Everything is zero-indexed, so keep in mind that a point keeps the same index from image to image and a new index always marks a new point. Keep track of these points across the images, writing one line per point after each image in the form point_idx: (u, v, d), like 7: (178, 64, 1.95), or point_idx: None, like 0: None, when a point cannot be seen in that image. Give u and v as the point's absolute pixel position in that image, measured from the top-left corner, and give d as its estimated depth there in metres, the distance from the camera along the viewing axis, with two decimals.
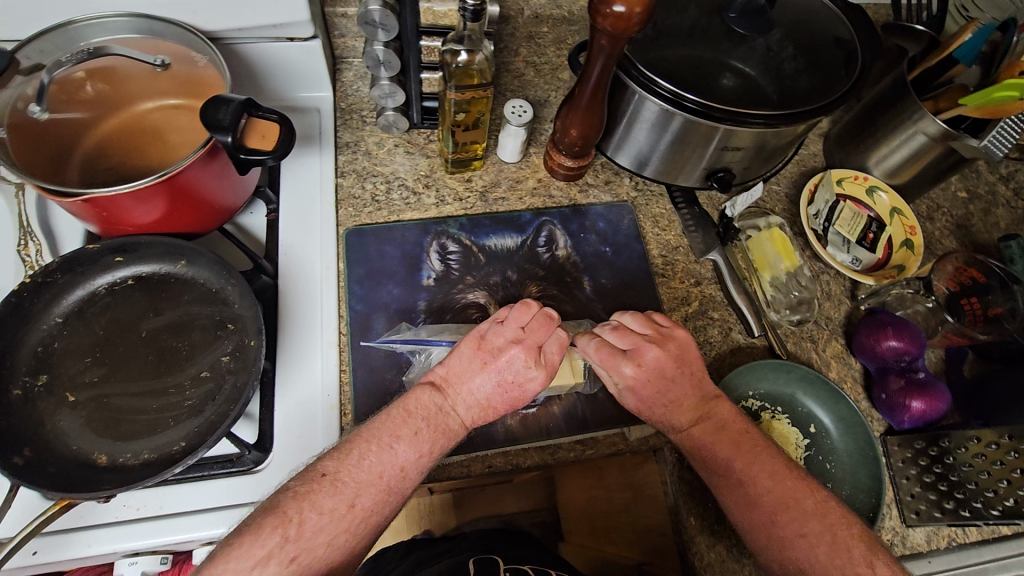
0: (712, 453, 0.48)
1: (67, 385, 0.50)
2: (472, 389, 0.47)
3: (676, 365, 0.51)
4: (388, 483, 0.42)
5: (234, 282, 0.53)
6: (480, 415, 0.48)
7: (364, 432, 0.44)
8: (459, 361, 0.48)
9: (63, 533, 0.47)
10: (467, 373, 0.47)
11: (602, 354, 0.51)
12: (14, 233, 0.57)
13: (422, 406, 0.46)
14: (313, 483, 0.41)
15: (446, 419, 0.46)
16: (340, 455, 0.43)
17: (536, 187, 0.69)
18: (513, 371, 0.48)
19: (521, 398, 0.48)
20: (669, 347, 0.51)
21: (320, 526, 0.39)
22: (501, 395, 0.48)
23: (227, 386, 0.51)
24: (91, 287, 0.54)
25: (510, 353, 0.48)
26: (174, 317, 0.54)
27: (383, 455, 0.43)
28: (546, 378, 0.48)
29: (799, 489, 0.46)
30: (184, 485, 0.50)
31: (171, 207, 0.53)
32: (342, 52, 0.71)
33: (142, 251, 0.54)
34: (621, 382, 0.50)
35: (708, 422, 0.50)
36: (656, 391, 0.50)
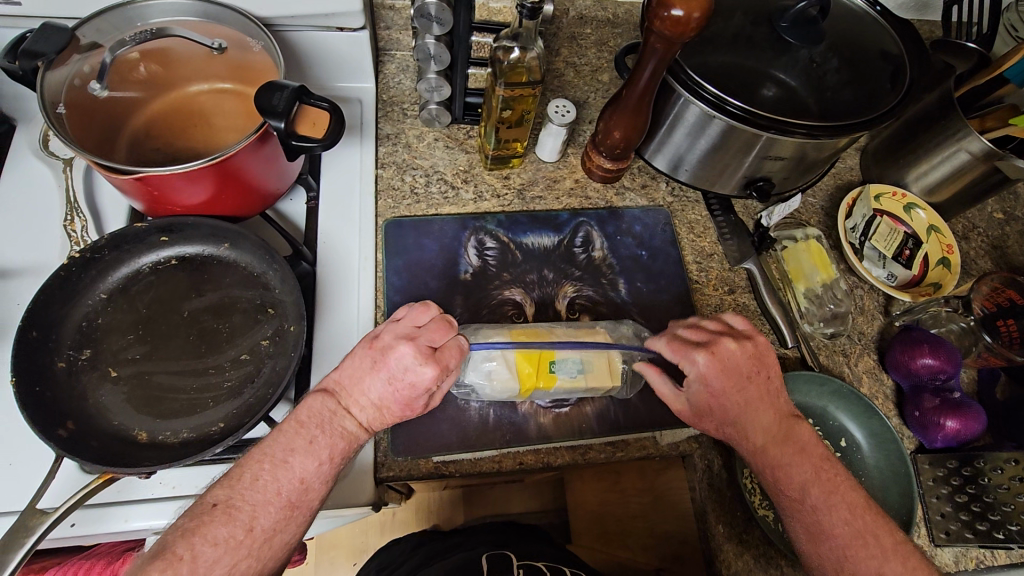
0: (789, 475, 0.48)
1: (110, 359, 0.51)
2: (363, 390, 0.46)
3: (752, 363, 0.50)
4: (289, 499, 0.41)
5: (277, 267, 0.54)
6: (377, 417, 0.46)
7: (254, 453, 0.42)
8: (353, 364, 0.47)
9: (101, 507, 0.48)
10: (359, 375, 0.46)
11: (676, 347, 0.51)
12: (61, 208, 0.58)
13: (314, 414, 0.45)
14: (203, 515, 0.39)
15: (342, 424, 0.45)
16: (230, 483, 0.41)
17: (573, 188, 0.69)
18: (404, 368, 0.45)
19: (417, 396, 0.46)
20: (747, 345, 0.51)
21: (219, 555, 0.38)
22: (393, 393, 0.46)
23: (266, 370, 0.52)
24: (136, 265, 0.54)
25: (399, 349, 0.46)
26: (215, 299, 0.54)
27: (278, 473, 0.42)
28: (438, 373, 0.45)
29: (877, 527, 0.46)
30: (219, 466, 0.50)
31: (219, 190, 0.53)
32: (385, 45, 0.72)
33: (187, 232, 0.55)
34: (695, 376, 0.50)
35: (788, 441, 0.49)
36: (732, 391, 0.50)
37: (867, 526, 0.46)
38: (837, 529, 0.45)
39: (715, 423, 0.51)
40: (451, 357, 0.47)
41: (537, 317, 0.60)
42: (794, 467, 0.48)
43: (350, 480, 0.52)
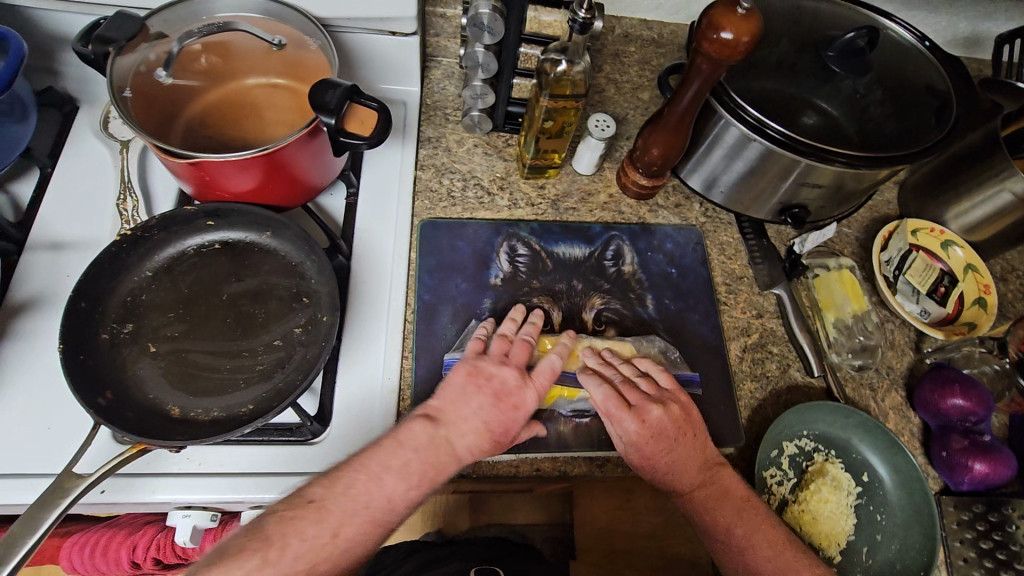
0: (716, 519, 0.50)
1: (150, 335, 0.53)
2: (464, 416, 0.49)
3: (677, 427, 0.52)
4: (374, 516, 0.44)
5: (316, 258, 0.56)
6: (478, 444, 0.49)
7: (356, 462, 0.46)
8: (452, 390, 0.50)
9: (131, 476, 0.49)
10: (461, 401, 0.49)
11: (609, 405, 0.52)
12: (116, 187, 0.60)
13: (414, 436, 0.47)
14: (298, 508, 0.43)
15: (446, 448, 0.48)
16: (329, 483, 0.44)
17: (607, 202, 0.70)
18: (510, 391, 0.51)
19: (514, 422, 0.50)
20: (670, 408, 0.53)
21: (302, 552, 0.41)
22: (496, 417, 0.49)
23: (297, 357, 0.53)
24: (181, 246, 0.56)
25: (504, 374, 0.51)
26: (254, 284, 0.56)
27: (371, 485, 0.45)
28: (539, 397, 0.52)
29: (796, 562, 0.49)
30: (245, 447, 0.51)
31: (266, 180, 0.55)
32: (433, 51, 0.74)
33: (232, 218, 0.57)
34: (631, 436, 0.51)
35: (713, 486, 0.51)
36: (661, 448, 0.51)
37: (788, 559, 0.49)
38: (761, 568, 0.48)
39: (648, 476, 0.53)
40: (541, 378, 0.52)
41: (563, 326, 0.60)
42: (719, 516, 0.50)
43: None
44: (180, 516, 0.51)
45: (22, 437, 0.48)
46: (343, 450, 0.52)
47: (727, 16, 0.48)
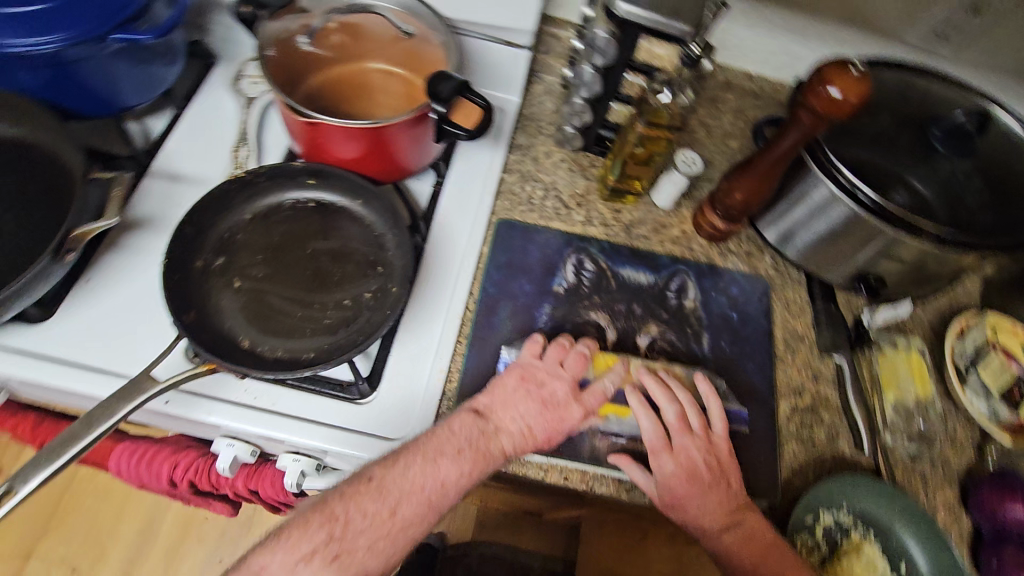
0: (735, 563, 0.50)
1: (237, 271, 0.57)
2: (512, 416, 0.52)
3: (713, 471, 0.53)
4: (429, 498, 0.48)
5: (399, 233, 0.59)
6: (522, 444, 0.52)
7: (412, 446, 0.50)
8: (503, 391, 0.54)
9: (193, 395, 0.53)
10: (510, 403, 0.53)
11: (654, 437, 0.54)
12: (235, 137, 0.66)
13: (465, 429, 0.51)
14: (360, 485, 0.48)
15: (490, 445, 0.51)
16: (387, 464, 0.49)
17: (679, 238, 0.71)
18: (555, 402, 0.53)
19: (560, 430, 0.53)
20: (711, 451, 0.54)
21: (364, 527, 0.46)
22: (541, 421, 0.52)
23: (363, 319, 0.56)
24: (280, 198, 0.61)
25: (553, 384, 0.54)
26: (337, 245, 0.59)
27: (426, 469, 0.49)
28: (584, 413, 0.54)
29: None
30: (297, 392, 0.54)
31: (369, 151, 0.59)
32: (538, 67, 0.78)
33: (331, 180, 0.61)
34: (666, 472, 0.52)
35: (738, 530, 0.51)
36: (696, 489, 0.52)
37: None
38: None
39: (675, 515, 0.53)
40: (594, 397, 0.54)
41: (616, 346, 0.61)
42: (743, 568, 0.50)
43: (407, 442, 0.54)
44: (226, 444, 0.55)
45: (113, 336, 0.53)
46: (385, 415, 0.54)
47: (838, 74, 0.49)
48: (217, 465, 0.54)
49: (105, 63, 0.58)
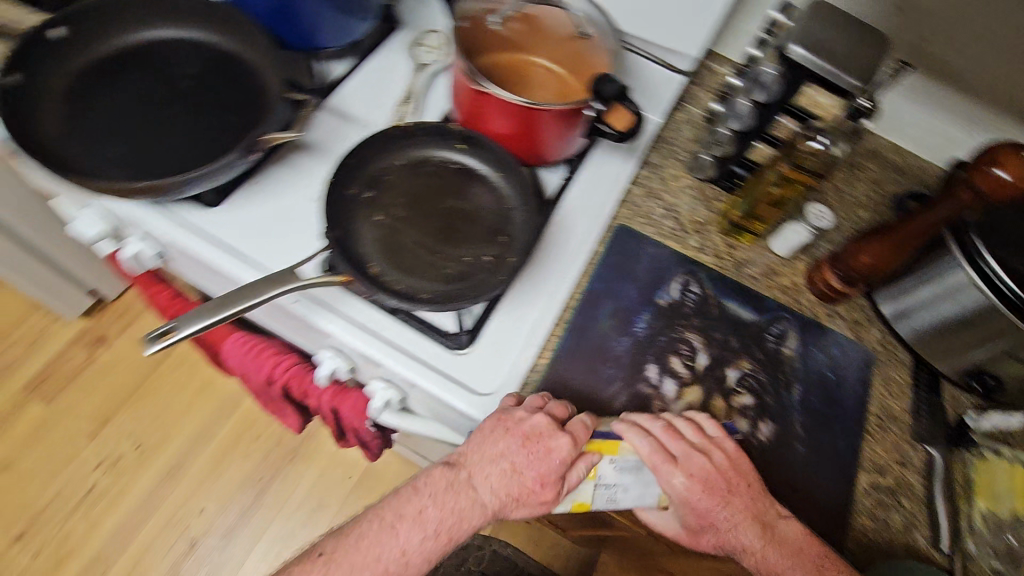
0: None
1: (380, 207, 0.62)
2: (487, 466, 0.52)
3: (723, 476, 0.54)
4: (389, 568, 0.52)
5: (529, 211, 0.63)
6: (502, 493, 0.52)
7: (370, 513, 0.54)
8: (472, 444, 0.53)
9: (320, 302, 0.59)
10: (480, 452, 0.52)
11: (654, 457, 0.53)
12: (402, 93, 0.73)
13: (429, 485, 0.53)
14: (311, 560, 0.53)
15: (461, 504, 0.52)
16: (340, 537, 0.53)
17: (788, 287, 0.70)
18: (523, 458, 0.51)
19: (551, 471, 0.51)
20: (716, 456, 0.54)
21: None
22: (528, 462, 0.51)
23: (479, 278, 0.60)
24: (430, 153, 0.66)
25: (530, 420, 0.52)
26: (470, 208, 0.64)
27: (382, 536, 0.52)
28: (573, 447, 0.51)
29: None
30: (405, 326, 0.59)
31: (521, 130, 0.64)
32: (685, 96, 0.80)
33: (479, 148, 0.65)
34: (680, 494, 0.53)
35: (774, 536, 0.53)
36: (715, 504, 0.53)
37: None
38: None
39: (710, 534, 0.54)
40: (579, 437, 0.52)
41: (705, 370, 0.61)
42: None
43: (489, 401, 0.57)
44: (329, 356, 0.62)
45: (269, 235, 0.61)
46: (476, 370, 0.58)
47: (1011, 157, 0.49)
48: (321, 371, 0.62)
49: (314, 5, 0.68)
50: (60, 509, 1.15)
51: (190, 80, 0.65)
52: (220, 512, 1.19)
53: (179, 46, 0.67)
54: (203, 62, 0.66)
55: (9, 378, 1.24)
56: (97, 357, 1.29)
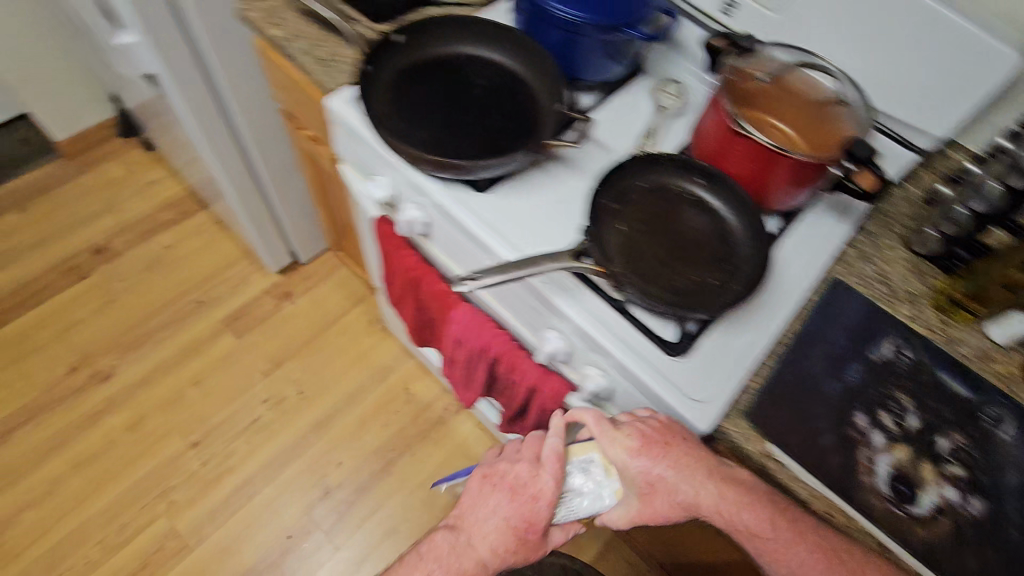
0: (774, 540, 0.57)
1: (624, 218, 0.71)
2: (481, 517, 0.70)
3: (660, 437, 0.60)
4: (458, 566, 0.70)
5: (757, 248, 0.69)
6: (495, 542, 0.68)
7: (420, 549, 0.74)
8: (470, 496, 0.74)
9: (564, 286, 0.68)
10: (477, 501, 0.72)
11: (596, 424, 0.64)
12: (644, 127, 0.82)
13: (445, 537, 0.72)
14: (411, 557, 0.74)
15: (465, 556, 0.70)
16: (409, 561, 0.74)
17: (1004, 376, 0.68)
18: (519, 494, 0.68)
19: (534, 523, 0.67)
20: (654, 425, 0.61)
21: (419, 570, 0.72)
22: (519, 513, 0.67)
23: (706, 296, 0.66)
24: (670, 182, 0.74)
25: (516, 464, 0.71)
26: (699, 236, 0.71)
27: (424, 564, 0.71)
28: (553, 486, 0.66)
29: (838, 545, 0.56)
30: (633, 323, 0.67)
31: (764, 174, 0.70)
32: (913, 176, 0.83)
33: (718, 185, 0.72)
34: (638, 479, 0.61)
35: (765, 503, 0.58)
36: (659, 470, 0.60)
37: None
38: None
39: (671, 495, 0.60)
40: (548, 461, 0.67)
41: (917, 431, 0.61)
42: (785, 557, 0.56)
43: (702, 406, 0.62)
44: (554, 337, 0.70)
45: (528, 224, 0.72)
46: (692, 375, 0.64)
47: None
48: (544, 347, 0.70)
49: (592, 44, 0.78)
50: (231, 428, 1.32)
51: (479, 88, 0.78)
52: (356, 467, 1.32)
53: (472, 58, 0.80)
54: (490, 75, 0.79)
55: (214, 309, 1.46)
56: (283, 307, 1.49)
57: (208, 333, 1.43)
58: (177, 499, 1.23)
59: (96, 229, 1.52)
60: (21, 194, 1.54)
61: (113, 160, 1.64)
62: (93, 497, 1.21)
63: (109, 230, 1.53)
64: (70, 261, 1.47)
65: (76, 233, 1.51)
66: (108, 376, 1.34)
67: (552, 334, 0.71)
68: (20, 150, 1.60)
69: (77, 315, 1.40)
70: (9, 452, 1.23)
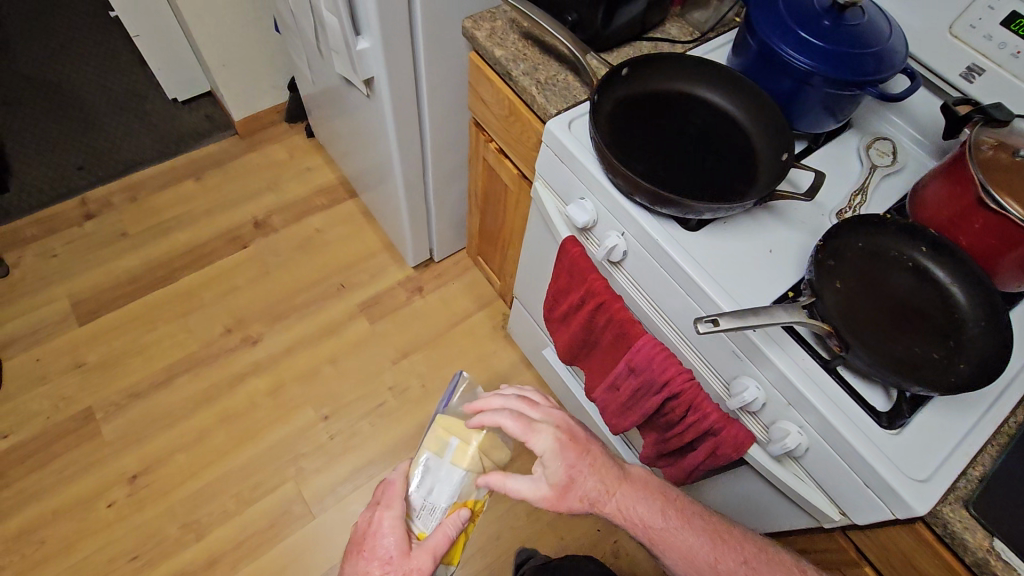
0: (693, 541, 0.69)
1: (841, 276, 0.69)
2: (371, 565, 0.69)
3: (594, 438, 0.72)
4: None
5: (986, 329, 0.66)
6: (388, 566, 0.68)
7: None
8: (354, 567, 0.70)
9: (774, 338, 0.67)
10: (365, 565, 0.69)
11: (565, 433, 0.69)
12: (854, 185, 0.81)
13: None
14: None
15: None
16: None
17: None
18: (384, 534, 0.70)
19: (400, 544, 0.69)
20: (582, 429, 0.73)
21: None
22: (398, 534, 0.70)
23: (930, 371, 0.64)
24: (888, 246, 0.72)
25: (378, 521, 0.72)
26: (920, 307, 0.69)
27: None
28: (398, 505, 0.73)
29: (746, 552, 0.69)
30: (843, 386, 0.65)
31: (1008, 252, 0.67)
32: None
33: (946, 257, 0.70)
34: (561, 474, 0.67)
35: (682, 502, 0.72)
36: (581, 466, 0.68)
37: (753, 558, 0.69)
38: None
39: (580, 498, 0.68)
40: (387, 501, 0.73)
41: None
42: (679, 543, 0.68)
43: (921, 485, 0.60)
44: (752, 386, 0.70)
45: (735, 271, 0.73)
46: (906, 450, 0.62)
47: None
48: (740, 395, 0.70)
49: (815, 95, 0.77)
50: (359, 408, 1.39)
51: (693, 126, 0.79)
52: None
53: (689, 97, 0.81)
54: (705, 115, 0.80)
55: (353, 293, 1.56)
56: (414, 300, 1.56)
57: (346, 315, 1.52)
58: (305, 467, 1.31)
59: (260, 205, 1.66)
60: (200, 163, 1.71)
61: (279, 142, 1.78)
62: (234, 451, 1.31)
63: (270, 206, 1.66)
64: (235, 231, 1.61)
65: (242, 205, 1.66)
66: (257, 341, 1.45)
67: (747, 381, 0.70)
68: (203, 124, 1.77)
69: (236, 281, 1.54)
70: (170, 396, 1.36)
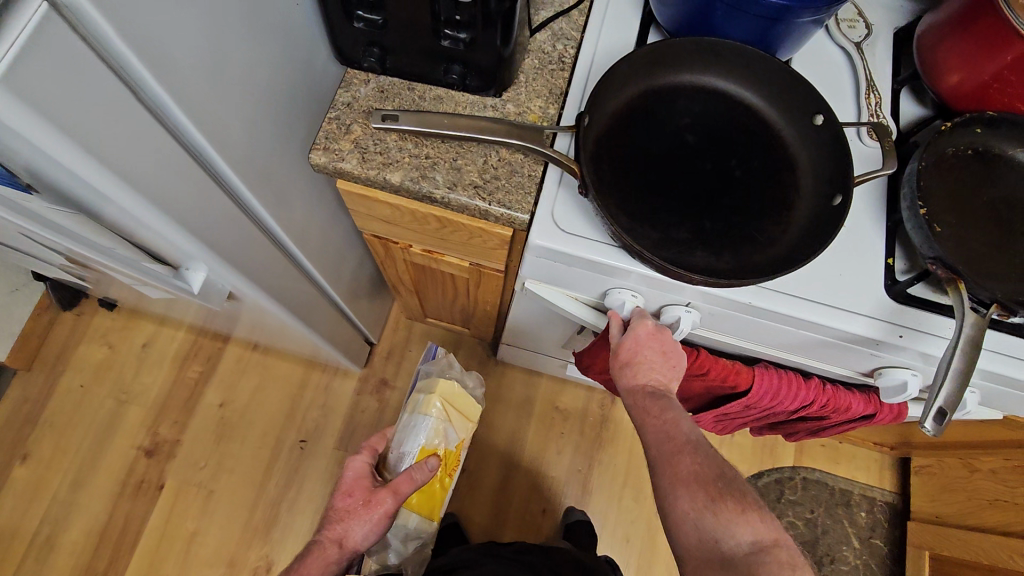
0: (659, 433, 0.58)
1: (937, 216, 0.59)
2: (344, 487, 0.77)
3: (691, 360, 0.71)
4: (377, 522, 0.72)
5: None
6: (360, 487, 0.77)
7: (324, 541, 0.71)
8: (348, 476, 0.79)
9: (925, 326, 0.59)
10: (349, 478, 0.78)
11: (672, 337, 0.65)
12: (859, 86, 0.67)
13: (338, 513, 0.74)
14: (327, 519, 0.74)
15: (354, 528, 0.72)
16: (332, 524, 0.73)
17: None
18: (354, 472, 0.79)
19: (363, 482, 0.77)
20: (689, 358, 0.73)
21: (363, 530, 0.72)
22: (358, 478, 0.78)
23: None
24: (947, 146, 0.61)
25: (356, 462, 0.81)
26: (1005, 193, 0.62)
27: (348, 524, 0.72)
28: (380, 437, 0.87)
29: (693, 463, 0.55)
30: (1004, 332, 0.59)
31: None
32: None
33: (1003, 130, 0.62)
34: (640, 332, 0.62)
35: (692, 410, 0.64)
36: (653, 348, 0.62)
37: (701, 476, 0.54)
38: (660, 481, 0.57)
39: (631, 355, 0.62)
40: (370, 444, 0.85)
41: None
42: (654, 436, 0.59)
43: None
44: (912, 374, 0.63)
45: (835, 278, 0.60)
46: None
47: None
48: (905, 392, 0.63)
49: (807, 25, 0.57)
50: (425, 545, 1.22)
51: (691, 133, 0.60)
52: (559, 506, 1.30)
53: (656, 97, 0.60)
54: (692, 109, 0.60)
55: (321, 440, 1.27)
56: (387, 398, 1.31)
57: (334, 469, 1.25)
58: None
59: (131, 428, 1.25)
60: (9, 439, 1.22)
61: (82, 341, 1.29)
62: None
63: (145, 421, 1.25)
64: (130, 477, 1.22)
65: (111, 445, 1.23)
66: (270, 567, 1.19)
67: (899, 373, 0.64)
68: None
69: (185, 530, 1.20)
70: None
